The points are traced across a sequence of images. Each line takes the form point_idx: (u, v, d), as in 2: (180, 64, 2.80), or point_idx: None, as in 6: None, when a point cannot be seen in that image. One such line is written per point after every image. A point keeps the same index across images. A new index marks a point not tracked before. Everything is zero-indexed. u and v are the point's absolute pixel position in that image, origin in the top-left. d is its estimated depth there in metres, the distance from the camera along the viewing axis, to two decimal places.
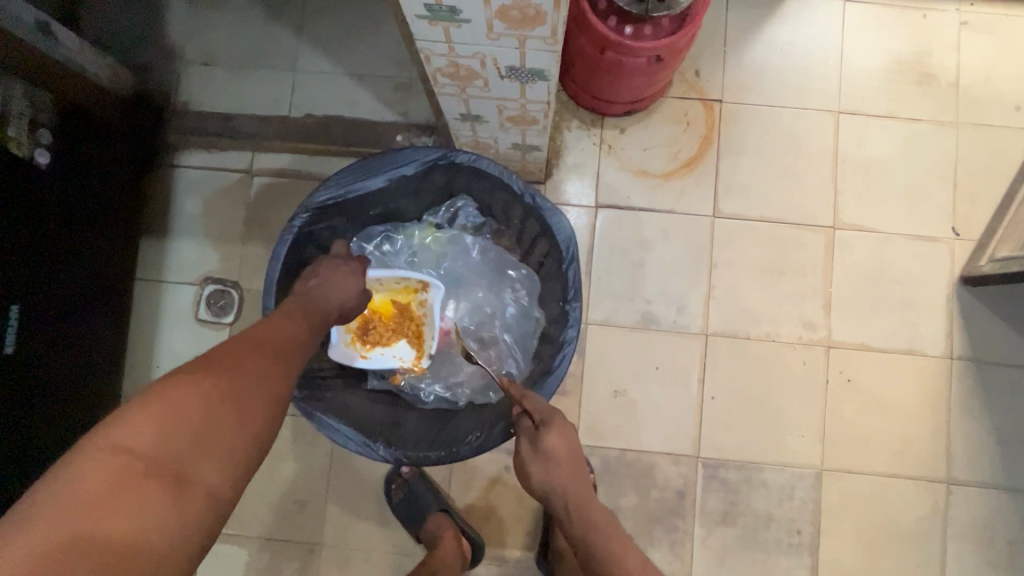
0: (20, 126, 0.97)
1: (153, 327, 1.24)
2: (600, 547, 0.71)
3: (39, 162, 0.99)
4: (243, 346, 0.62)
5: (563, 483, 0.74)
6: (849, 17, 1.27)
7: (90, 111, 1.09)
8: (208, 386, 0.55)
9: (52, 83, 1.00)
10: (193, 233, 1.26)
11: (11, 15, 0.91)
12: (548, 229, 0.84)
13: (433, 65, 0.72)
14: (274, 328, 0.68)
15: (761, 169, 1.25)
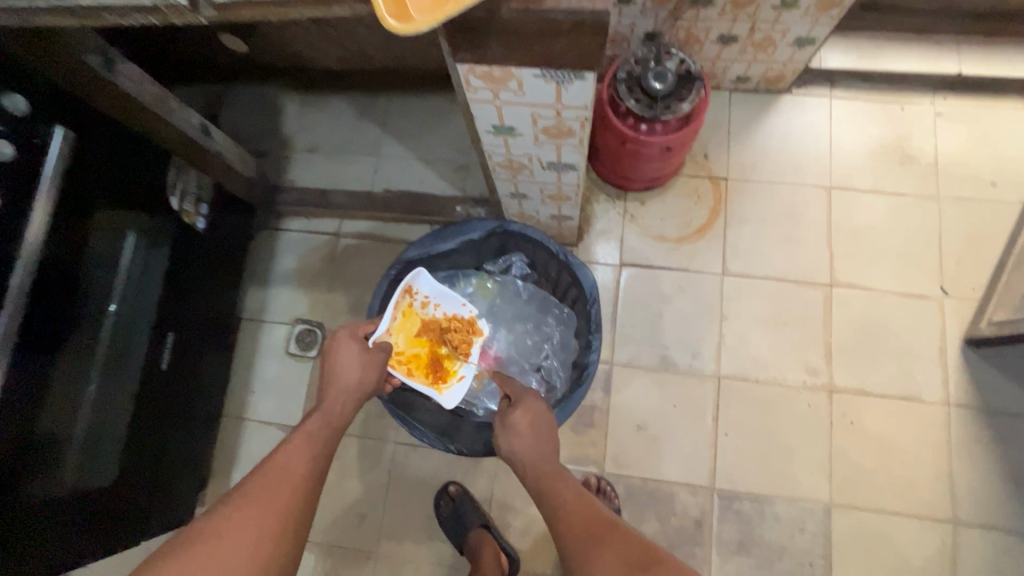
0: (189, 201, 1.24)
1: (251, 358, 1.52)
2: (547, 484, 0.81)
3: (198, 227, 1.26)
4: (242, 507, 0.70)
5: (523, 442, 0.87)
6: (835, 110, 1.52)
7: (228, 187, 1.39)
8: (217, 526, 0.68)
9: (211, 168, 1.29)
10: (290, 282, 1.56)
11: (187, 121, 1.22)
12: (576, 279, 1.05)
13: (493, 160, 0.99)
14: (278, 466, 0.76)
15: (763, 235, 1.46)
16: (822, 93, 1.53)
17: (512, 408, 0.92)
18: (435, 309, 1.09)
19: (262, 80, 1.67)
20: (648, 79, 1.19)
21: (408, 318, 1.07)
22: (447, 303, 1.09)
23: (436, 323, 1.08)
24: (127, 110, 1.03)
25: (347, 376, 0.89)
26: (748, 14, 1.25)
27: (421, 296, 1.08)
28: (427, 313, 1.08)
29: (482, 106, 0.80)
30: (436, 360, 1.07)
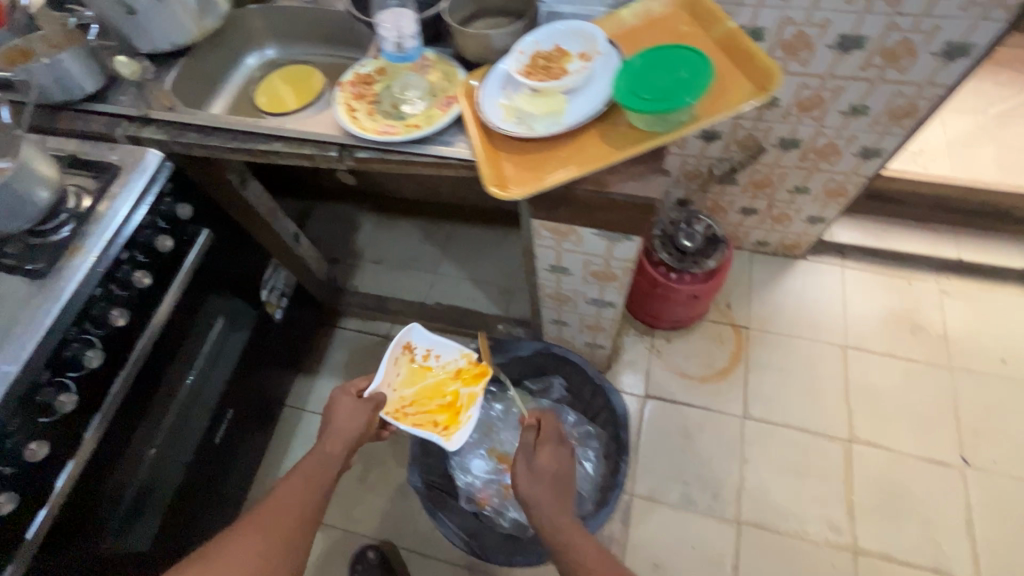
0: (275, 295, 1.43)
1: (286, 445, 1.59)
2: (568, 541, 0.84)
3: (275, 316, 1.43)
4: (246, 544, 0.84)
5: (536, 485, 0.91)
6: (847, 277, 1.68)
7: (307, 287, 1.58)
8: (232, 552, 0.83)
9: (295, 268, 1.50)
10: (336, 375, 1.68)
11: (286, 230, 1.45)
12: (608, 404, 1.12)
13: (544, 292, 1.16)
14: (277, 506, 0.89)
15: (783, 383, 1.54)
16: (834, 262, 1.71)
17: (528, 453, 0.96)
18: (440, 360, 1.13)
19: (346, 201, 1.96)
20: (679, 238, 1.40)
21: (415, 371, 1.12)
22: (450, 353, 1.13)
23: (444, 373, 1.12)
24: (246, 217, 1.24)
25: (341, 439, 0.98)
26: (766, 193, 1.48)
27: (422, 350, 1.13)
28: (432, 364, 1.13)
29: (545, 250, 0.98)
30: (447, 407, 1.09)
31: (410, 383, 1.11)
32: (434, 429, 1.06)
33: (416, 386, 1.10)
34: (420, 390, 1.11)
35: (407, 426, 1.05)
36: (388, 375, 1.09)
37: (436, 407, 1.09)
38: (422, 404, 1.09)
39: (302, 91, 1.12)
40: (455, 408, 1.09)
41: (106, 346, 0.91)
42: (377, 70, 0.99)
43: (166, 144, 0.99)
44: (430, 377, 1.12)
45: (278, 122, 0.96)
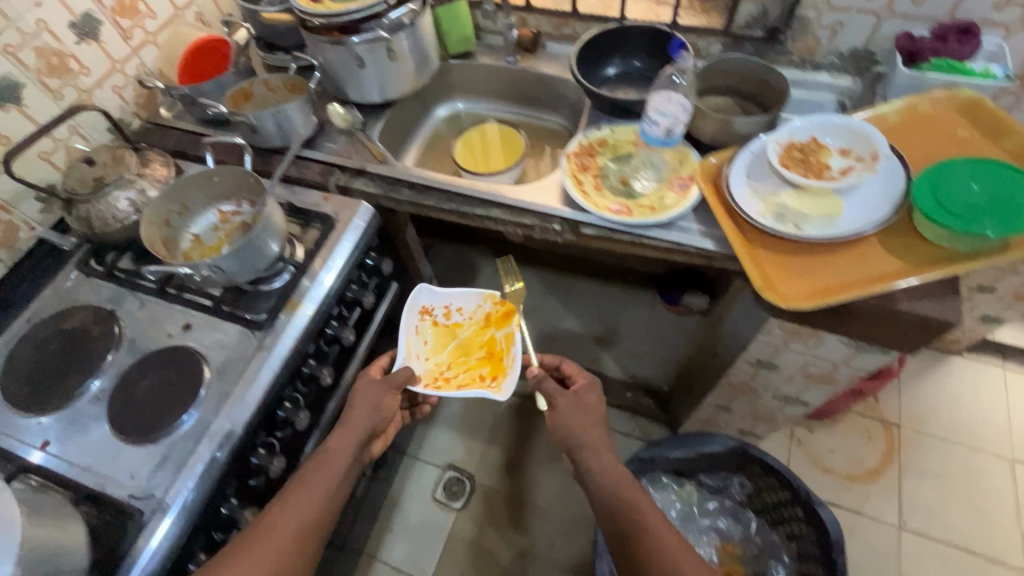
0: None
1: (398, 495, 1.52)
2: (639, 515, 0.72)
3: None
4: (270, 523, 0.70)
5: (601, 454, 0.81)
6: (1010, 381, 1.55)
7: None
8: (255, 536, 0.69)
9: None
10: (451, 426, 1.63)
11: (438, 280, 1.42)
12: (811, 517, 0.95)
13: (728, 381, 1.08)
14: (307, 478, 0.76)
15: (943, 492, 1.41)
16: (994, 361, 1.58)
17: (579, 410, 0.86)
18: (464, 312, 1.04)
19: (465, 243, 1.94)
20: None
21: (443, 333, 1.04)
22: (460, 303, 1.04)
23: (472, 323, 1.04)
24: (417, 269, 1.22)
25: (363, 420, 0.85)
26: None
27: (440, 308, 1.05)
28: (459, 320, 1.04)
29: (760, 345, 0.91)
30: (488, 356, 1.00)
31: (441, 348, 1.03)
32: (482, 383, 0.96)
33: (447, 349, 1.02)
34: (454, 350, 1.03)
35: (452, 389, 0.96)
36: (414, 343, 1.01)
37: (476, 360, 1.00)
38: (462, 363, 1.01)
39: (506, 154, 1.12)
40: (496, 354, 1.00)
41: (309, 406, 0.89)
42: (597, 142, 0.96)
43: (376, 197, 0.98)
44: (462, 333, 1.03)
45: (496, 189, 0.93)
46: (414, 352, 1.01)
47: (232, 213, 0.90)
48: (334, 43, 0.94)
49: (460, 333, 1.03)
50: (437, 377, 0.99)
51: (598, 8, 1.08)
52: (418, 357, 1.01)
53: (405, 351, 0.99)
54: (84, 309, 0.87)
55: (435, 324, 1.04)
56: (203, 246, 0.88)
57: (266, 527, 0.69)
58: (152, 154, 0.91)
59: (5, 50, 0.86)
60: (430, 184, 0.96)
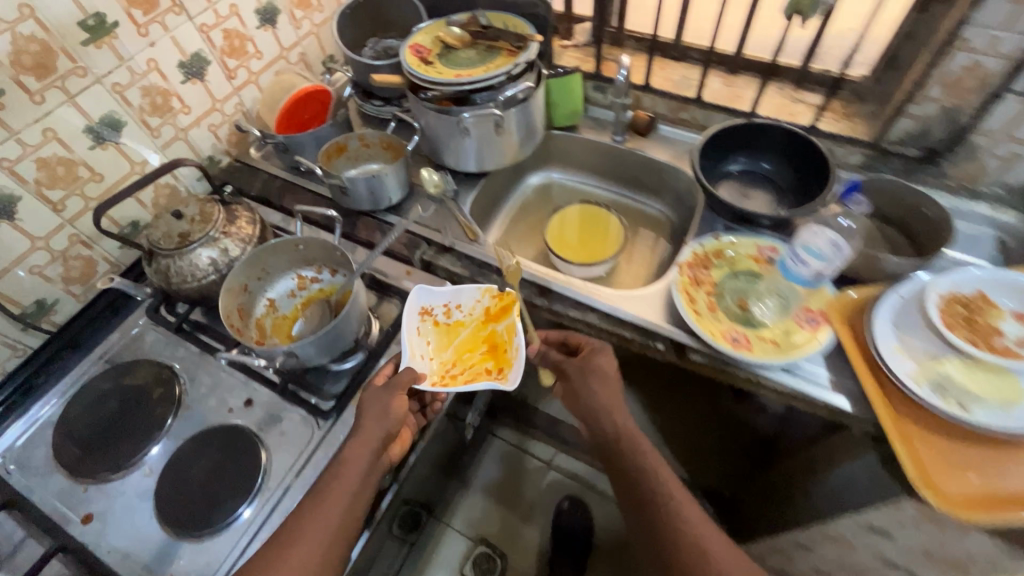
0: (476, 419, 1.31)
1: (423, 565, 1.42)
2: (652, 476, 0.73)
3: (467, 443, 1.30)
4: (299, 527, 0.63)
5: (615, 416, 0.77)
6: None
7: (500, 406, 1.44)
8: (281, 547, 0.62)
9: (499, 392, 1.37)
10: (487, 495, 1.52)
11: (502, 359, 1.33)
12: None
13: None
14: (334, 481, 0.66)
15: None
16: None
17: (592, 378, 0.78)
18: (464, 309, 0.86)
19: None
20: None
21: (444, 332, 0.86)
22: (459, 299, 0.85)
23: (474, 320, 0.86)
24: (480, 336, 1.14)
25: (369, 438, 0.68)
26: None
27: (440, 307, 0.85)
28: (460, 319, 0.86)
29: None
30: (491, 349, 0.83)
31: (445, 346, 0.85)
32: (488, 377, 0.80)
33: (452, 346, 0.85)
34: (458, 348, 0.85)
35: (458, 386, 0.78)
36: (417, 347, 0.83)
37: (480, 354, 0.83)
38: (467, 360, 0.84)
39: (574, 251, 1.01)
40: (499, 348, 0.83)
41: None
42: (714, 251, 0.85)
43: (462, 279, 0.91)
44: (463, 331, 0.86)
45: (596, 294, 0.85)
46: (413, 347, 0.82)
47: (311, 279, 0.85)
48: (442, 114, 0.89)
49: (462, 332, 0.86)
50: (443, 375, 0.81)
51: (724, 97, 0.99)
52: (419, 355, 0.82)
53: (407, 349, 0.80)
54: (149, 365, 0.82)
55: (438, 318, 0.85)
56: (279, 315, 0.83)
57: (290, 536, 0.63)
58: (239, 208, 0.86)
59: (114, 89, 0.83)
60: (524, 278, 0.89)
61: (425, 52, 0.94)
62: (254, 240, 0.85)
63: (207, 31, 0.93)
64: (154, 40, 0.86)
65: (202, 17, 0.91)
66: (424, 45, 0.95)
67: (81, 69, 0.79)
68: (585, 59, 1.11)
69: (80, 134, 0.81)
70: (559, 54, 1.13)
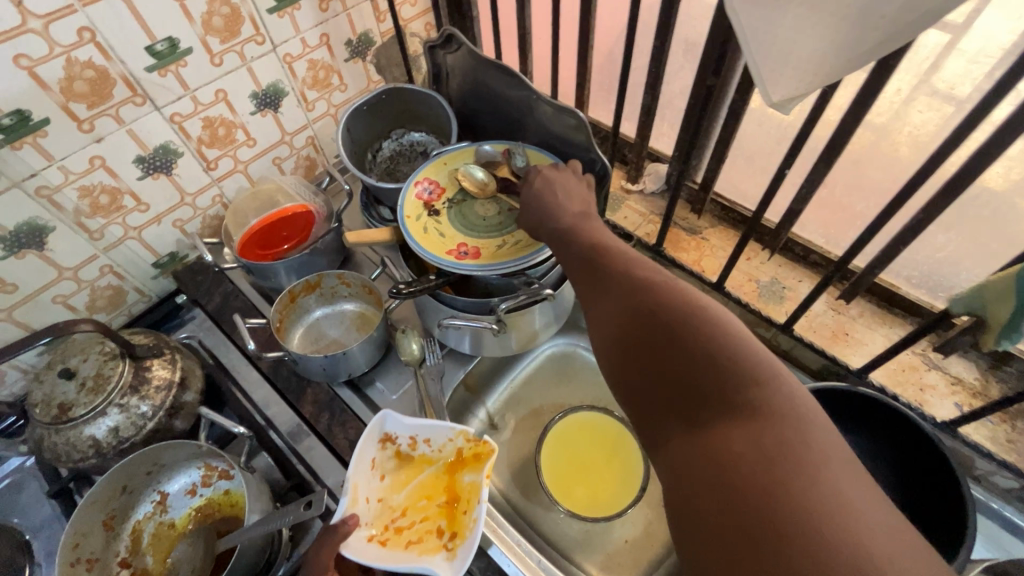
0: None
1: None
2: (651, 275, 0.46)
3: None
4: None
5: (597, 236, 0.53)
6: None
7: None
8: None
9: None
10: None
11: None
12: None
13: None
14: None
15: None
16: None
17: (561, 192, 0.60)
18: (433, 445, 0.69)
19: None
20: None
21: (403, 470, 0.70)
22: (429, 434, 0.68)
23: (441, 459, 0.70)
24: None
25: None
26: None
27: (405, 437, 0.69)
28: (427, 454, 0.70)
29: None
30: (451, 503, 0.68)
31: (400, 486, 0.70)
32: (435, 549, 0.63)
33: (410, 487, 0.70)
34: (414, 491, 0.70)
35: (399, 555, 0.62)
36: (365, 484, 0.66)
37: (437, 507, 0.69)
38: (420, 513, 0.68)
39: (582, 475, 0.77)
40: (459, 505, 0.67)
41: None
42: None
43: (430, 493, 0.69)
44: (428, 471, 0.71)
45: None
46: (357, 484, 0.64)
47: (218, 475, 0.66)
48: (431, 293, 0.68)
49: (424, 472, 0.71)
50: (386, 528, 0.66)
51: (826, 330, 0.72)
52: (363, 495, 0.66)
53: (348, 497, 0.62)
54: (8, 538, 0.67)
55: (401, 447, 0.69)
56: (166, 521, 0.65)
57: None
58: (155, 363, 0.69)
59: (38, 193, 0.68)
60: (492, 557, 0.65)
61: (435, 194, 0.74)
62: (161, 411, 0.67)
63: (180, 121, 0.75)
64: (103, 135, 0.69)
65: (174, 105, 0.74)
66: (437, 184, 0.75)
67: None
68: (650, 216, 0.85)
69: None
70: (618, 201, 0.87)
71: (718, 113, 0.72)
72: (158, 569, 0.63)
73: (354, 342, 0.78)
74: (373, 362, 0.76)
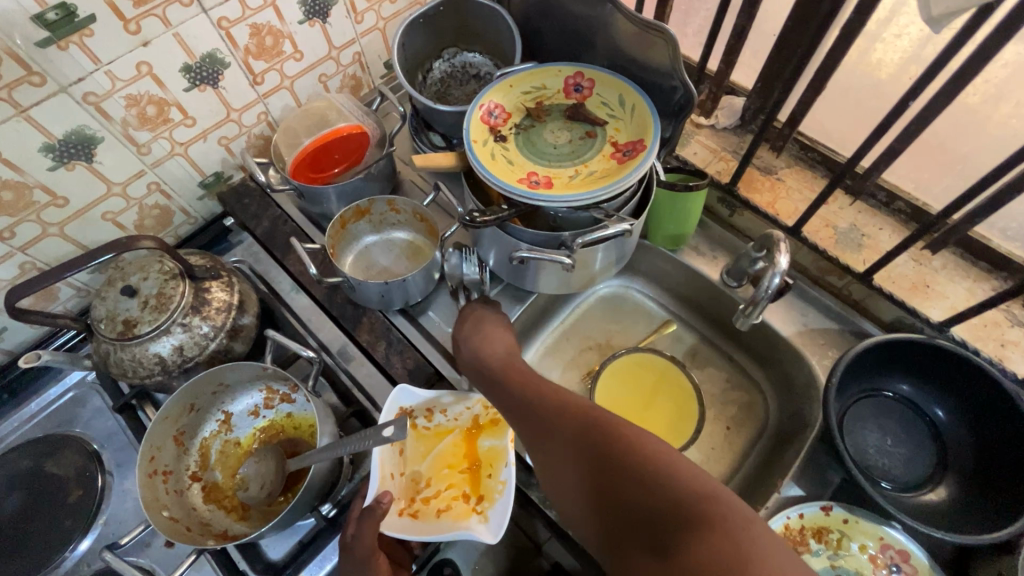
0: None
1: None
2: (582, 413, 0.51)
3: None
4: None
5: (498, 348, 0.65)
6: None
7: None
8: None
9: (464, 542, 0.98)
10: None
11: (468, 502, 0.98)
12: None
13: None
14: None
15: None
16: None
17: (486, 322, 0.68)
18: (449, 414, 0.70)
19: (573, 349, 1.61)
20: None
21: (421, 441, 0.69)
22: (446, 402, 0.69)
23: (458, 428, 0.70)
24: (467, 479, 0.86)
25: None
26: None
27: (421, 410, 0.69)
28: (442, 426, 0.69)
29: None
30: (473, 469, 0.67)
31: (419, 458, 0.68)
32: (466, 513, 0.62)
33: (429, 459, 0.68)
34: (435, 461, 0.68)
35: (432, 526, 0.61)
36: (388, 461, 0.65)
37: (460, 474, 0.67)
38: (444, 482, 0.66)
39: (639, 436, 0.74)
40: (482, 470, 0.66)
41: None
42: (815, 530, 0.60)
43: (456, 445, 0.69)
44: (446, 440, 0.69)
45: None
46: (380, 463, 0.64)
47: (280, 398, 0.67)
48: (499, 227, 0.64)
49: (444, 441, 0.69)
50: (413, 501, 0.65)
51: (906, 282, 0.69)
52: (382, 475, 0.63)
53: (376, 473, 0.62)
54: (78, 448, 0.69)
55: (417, 424, 0.68)
56: (232, 440, 0.66)
57: None
58: (213, 286, 0.68)
59: (85, 100, 0.63)
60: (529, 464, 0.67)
61: (501, 120, 0.70)
62: (222, 333, 0.66)
63: (227, 27, 0.70)
64: (149, 38, 0.64)
65: (222, 8, 0.68)
66: (502, 108, 0.70)
67: (37, 77, 0.59)
68: (722, 153, 0.80)
69: (35, 153, 0.63)
70: (687, 136, 0.82)
71: (835, 26, 0.68)
72: (228, 484, 0.64)
73: (408, 272, 0.76)
74: (422, 291, 0.74)
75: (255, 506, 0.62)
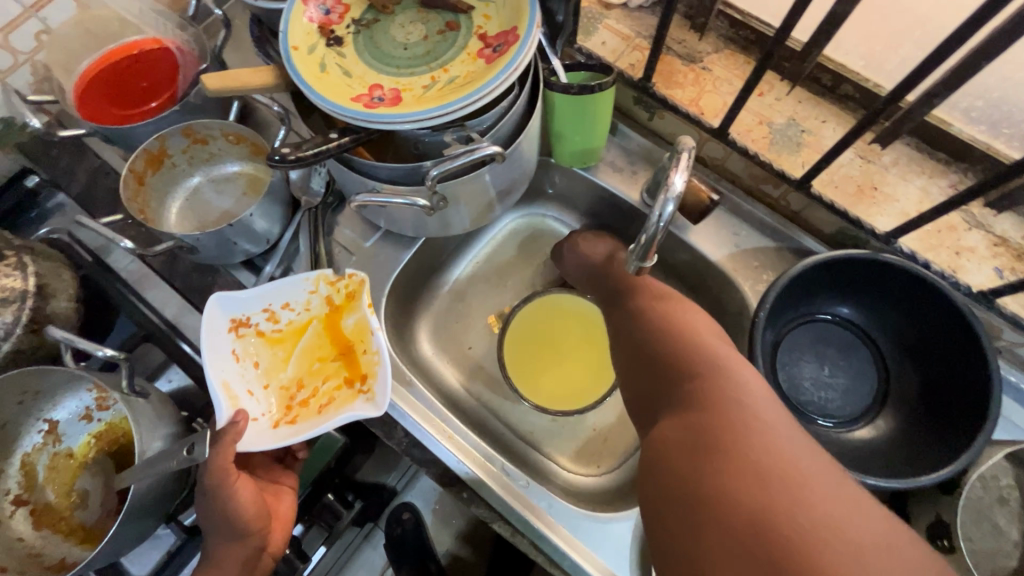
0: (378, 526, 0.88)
1: None
2: (658, 299, 0.53)
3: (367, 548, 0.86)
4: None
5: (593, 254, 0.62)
6: None
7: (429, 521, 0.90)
8: None
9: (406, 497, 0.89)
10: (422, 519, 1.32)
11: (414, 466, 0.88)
12: None
13: None
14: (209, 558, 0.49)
15: None
16: None
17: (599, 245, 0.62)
18: (296, 306, 0.58)
19: None
20: None
21: (277, 345, 0.59)
22: (282, 295, 0.57)
23: (314, 318, 0.59)
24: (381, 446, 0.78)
25: (229, 566, 0.49)
26: None
27: (259, 313, 0.57)
28: (295, 322, 0.59)
29: None
30: (345, 353, 0.59)
31: (283, 363, 0.59)
32: (350, 398, 0.55)
33: (295, 359, 0.60)
34: (303, 359, 0.60)
35: (310, 425, 0.54)
36: (236, 379, 0.55)
37: (333, 362, 0.59)
38: (320, 376, 0.59)
39: (557, 380, 0.67)
40: (354, 349, 0.58)
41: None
42: None
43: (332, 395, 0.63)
44: (308, 333, 0.60)
45: (544, 526, 0.53)
46: (224, 387, 0.54)
47: (114, 398, 0.55)
48: (339, 159, 0.50)
49: (306, 336, 0.60)
50: (290, 408, 0.57)
51: (851, 185, 0.58)
52: (232, 397, 0.54)
53: (219, 395, 0.52)
54: None
55: (263, 327, 0.58)
56: (63, 452, 0.55)
57: None
58: None
59: None
60: (414, 434, 0.57)
61: (335, 14, 0.52)
62: (18, 329, 0.53)
63: None
64: None
65: None
66: None
67: None
68: (636, 40, 0.64)
69: None
70: (594, 20, 0.65)
71: None
72: (63, 503, 0.54)
73: (242, 212, 0.62)
74: (276, 235, 0.61)
75: (97, 528, 0.53)
